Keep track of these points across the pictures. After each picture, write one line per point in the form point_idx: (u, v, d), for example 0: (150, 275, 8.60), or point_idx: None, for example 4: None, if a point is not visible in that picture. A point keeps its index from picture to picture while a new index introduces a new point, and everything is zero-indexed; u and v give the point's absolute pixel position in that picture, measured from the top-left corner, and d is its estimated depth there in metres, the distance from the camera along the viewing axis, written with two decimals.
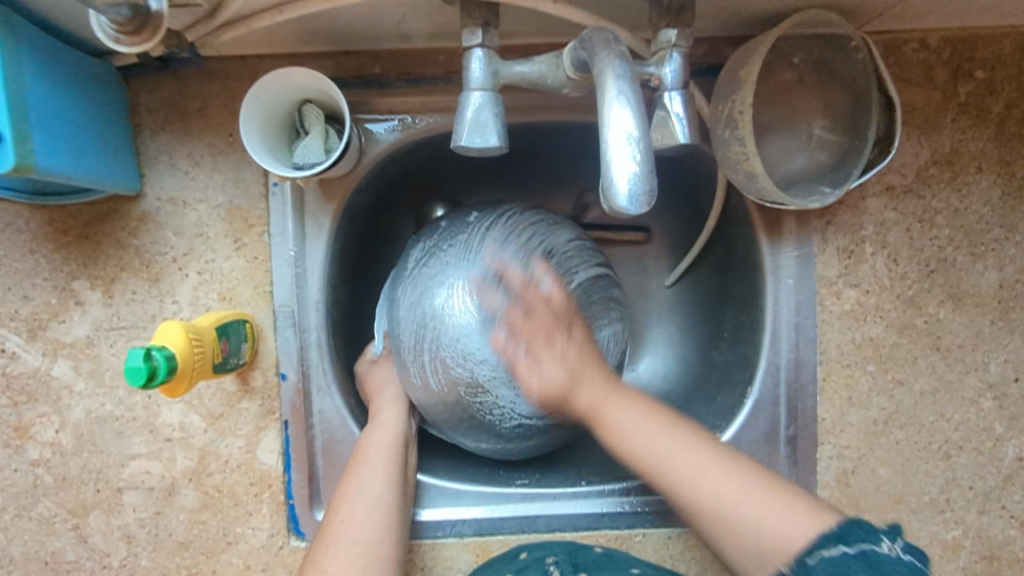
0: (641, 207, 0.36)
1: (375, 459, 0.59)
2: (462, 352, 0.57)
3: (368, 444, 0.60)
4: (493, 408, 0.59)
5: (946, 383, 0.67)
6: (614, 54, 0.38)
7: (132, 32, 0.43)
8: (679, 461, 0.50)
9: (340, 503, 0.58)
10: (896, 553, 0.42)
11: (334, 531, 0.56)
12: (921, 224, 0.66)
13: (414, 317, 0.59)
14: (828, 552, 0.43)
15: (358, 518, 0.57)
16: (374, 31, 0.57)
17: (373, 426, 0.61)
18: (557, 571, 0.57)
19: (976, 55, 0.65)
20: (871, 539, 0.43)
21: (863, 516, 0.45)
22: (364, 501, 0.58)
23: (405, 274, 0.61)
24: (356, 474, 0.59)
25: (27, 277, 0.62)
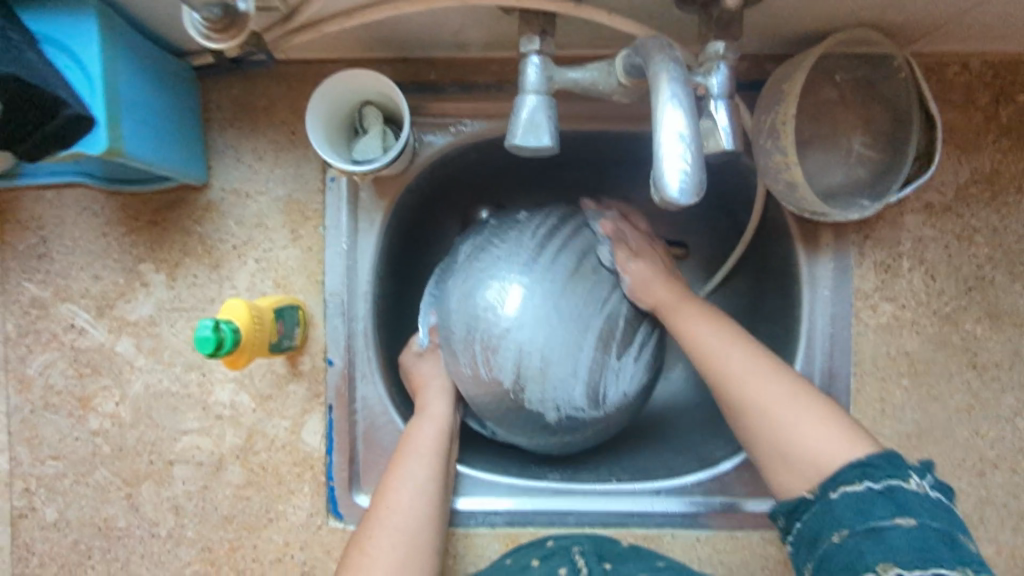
0: (690, 200, 0.38)
1: (420, 451, 0.62)
2: (512, 343, 0.59)
3: (416, 434, 0.63)
4: (540, 398, 0.60)
5: (982, 401, 0.67)
6: (668, 59, 0.40)
7: (221, 30, 0.46)
8: (769, 397, 0.53)
9: (386, 490, 0.60)
10: (923, 490, 0.47)
11: (379, 516, 0.59)
12: (959, 242, 0.66)
13: (465, 309, 0.61)
14: (853, 487, 0.48)
15: (403, 506, 0.59)
16: (434, 38, 0.60)
17: (423, 417, 0.64)
18: (584, 563, 0.60)
19: (1019, 79, 0.65)
20: (899, 475, 0.47)
21: (894, 451, 0.48)
22: (409, 490, 0.60)
23: (454, 269, 0.64)
24: (402, 461, 0.61)
25: (98, 258, 0.66)
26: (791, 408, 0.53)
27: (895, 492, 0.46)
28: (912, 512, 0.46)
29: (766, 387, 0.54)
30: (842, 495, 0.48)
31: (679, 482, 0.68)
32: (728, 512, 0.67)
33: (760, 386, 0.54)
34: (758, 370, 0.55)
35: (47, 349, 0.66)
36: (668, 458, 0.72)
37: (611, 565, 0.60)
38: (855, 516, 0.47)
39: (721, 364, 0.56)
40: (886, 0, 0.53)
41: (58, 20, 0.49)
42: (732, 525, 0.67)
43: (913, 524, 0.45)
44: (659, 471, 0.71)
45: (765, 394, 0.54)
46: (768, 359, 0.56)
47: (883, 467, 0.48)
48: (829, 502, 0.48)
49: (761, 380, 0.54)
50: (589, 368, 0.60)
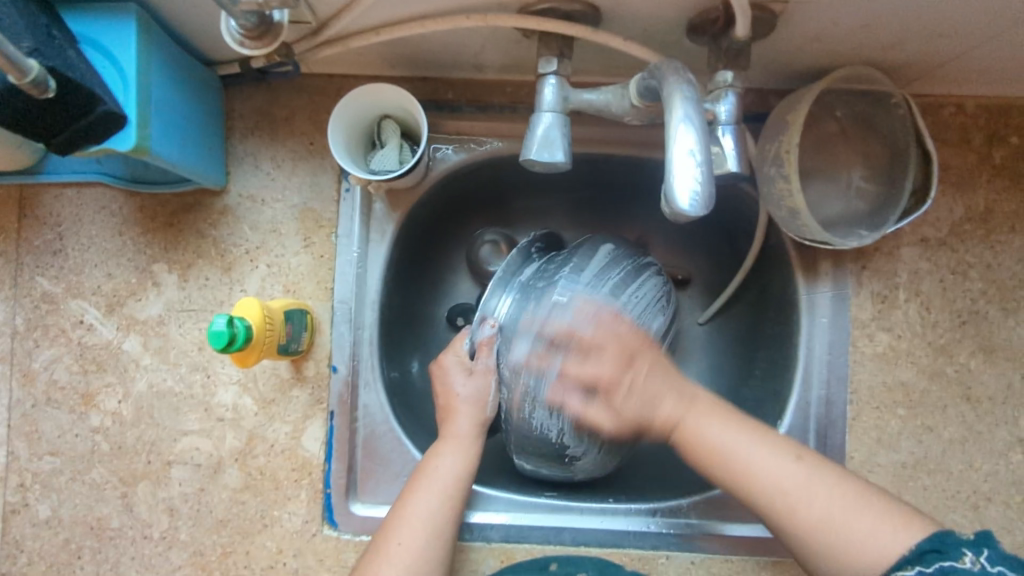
0: (700, 212, 0.39)
1: (435, 484, 0.59)
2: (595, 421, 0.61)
3: (436, 465, 0.60)
4: (583, 465, 0.64)
5: (976, 434, 0.68)
6: (682, 81, 0.42)
7: (256, 37, 0.49)
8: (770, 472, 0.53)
9: (397, 522, 0.57)
10: (980, 566, 0.45)
11: (389, 551, 0.55)
12: (954, 276, 0.68)
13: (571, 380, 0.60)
14: (904, 573, 0.46)
15: (415, 542, 0.56)
16: (453, 58, 0.63)
17: (448, 449, 0.61)
18: None
19: (1011, 122, 0.68)
20: (952, 555, 0.45)
21: (947, 529, 0.47)
22: (423, 525, 0.57)
23: (566, 317, 0.60)
24: (419, 494, 0.58)
25: (113, 256, 0.67)
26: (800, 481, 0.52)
27: (947, 573, 0.45)
28: None
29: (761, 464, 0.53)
30: None
31: (674, 504, 0.68)
32: (723, 536, 0.67)
33: (791, 481, 0.52)
34: (798, 484, 0.52)
35: (54, 344, 0.67)
36: (666, 481, 0.72)
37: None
38: None
39: (750, 474, 0.53)
40: (887, 40, 0.56)
41: (99, 22, 0.51)
42: (727, 548, 0.67)
43: None
44: (654, 492, 0.71)
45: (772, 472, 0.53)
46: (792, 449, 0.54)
47: (936, 548, 0.46)
48: None
49: (750, 454, 0.54)
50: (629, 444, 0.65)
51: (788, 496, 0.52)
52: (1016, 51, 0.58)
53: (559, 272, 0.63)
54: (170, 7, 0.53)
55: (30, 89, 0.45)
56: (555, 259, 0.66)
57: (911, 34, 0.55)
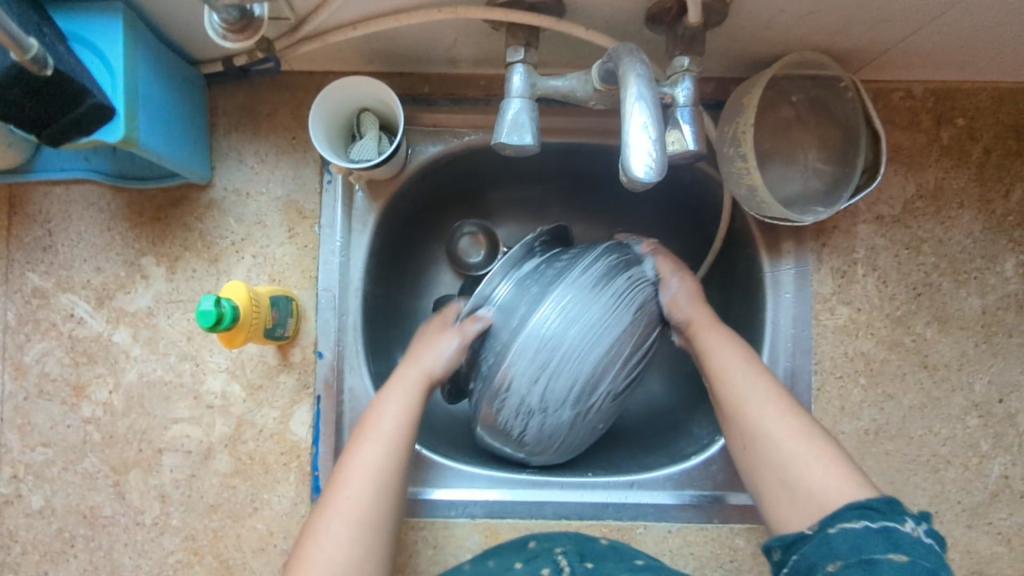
0: (654, 180, 0.42)
1: (377, 433, 0.58)
2: (556, 425, 0.61)
3: (379, 416, 0.59)
4: (538, 456, 0.65)
5: (934, 399, 0.71)
6: (635, 61, 0.46)
7: (238, 31, 0.52)
8: (749, 400, 0.58)
9: (345, 475, 0.56)
10: (919, 534, 0.48)
11: (337, 504, 0.54)
12: (908, 251, 0.72)
13: (539, 388, 0.59)
14: (850, 525, 0.49)
15: (363, 490, 0.55)
16: (428, 53, 0.66)
17: (388, 398, 0.60)
18: (566, 561, 0.60)
19: (957, 105, 0.72)
20: (894, 517, 0.48)
21: (896, 496, 0.50)
22: (372, 474, 0.55)
23: (553, 328, 0.59)
24: (366, 445, 0.57)
25: (102, 250, 0.69)
26: (769, 415, 0.57)
27: (890, 531, 0.47)
28: (905, 550, 0.46)
29: (742, 393, 0.58)
30: (840, 530, 0.49)
31: (651, 476, 0.70)
32: (697, 504, 0.70)
33: (764, 413, 0.57)
34: (772, 405, 0.57)
35: (45, 337, 0.69)
36: (643, 456, 0.75)
37: (593, 566, 0.60)
38: (851, 548, 0.47)
39: (738, 388, 0.59)
40: (833, 27, 0.60)
41: (86, 21, 0.54)
42: (702, 516, 0.69)
43: (904, 560, 0.45)
44: (631, 465, 0.73)
45: (752, 398, 0.58)
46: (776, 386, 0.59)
47: (885, 510, 0.49)
48: (827, 535, 0.49)
49: (738, 382, 0.59)
50: (590, 443, 0.66)
51: (763, 415, 0.57)
52: (953, 35, 0.62)
53: (557, 278, 0.60)
54: (155, 6, 0.56)
55: (29, 66, 0.47)
56: (558, 259, 0.63)
57: (855, 21, 0.59)
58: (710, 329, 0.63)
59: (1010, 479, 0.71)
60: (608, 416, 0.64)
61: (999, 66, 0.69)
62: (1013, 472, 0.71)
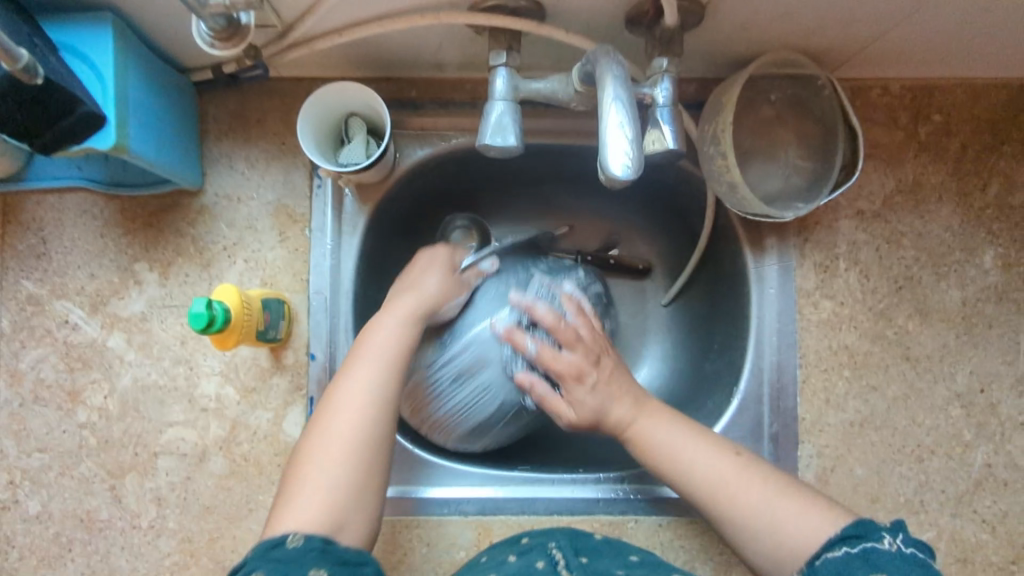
0: (632, 178, 0.44)
1: (355, 371, 0.58)
2: (458, 410, 0.67)
3: (373, 343, 0.60)
4: (438, 437, 0.70)
5: (917, 391, 0.73)
6: (611, 64, 0.47)
7: (226, 38, 0.53)
8: (706, 473, 0.58)
9: (339, 394, 0.57)
10: (897, 547, 0.49)
11: (330, 428, 0.55)
12: (888, 244, 0.73)
13: (463, 364, 0.67)
14: (833, 553, 0.50)
15: (357, 418, 0.56)
16: (414, 58, 0.67)
17: (371, 330, 0.61)
18: (560, 554, 0.60)
19: (933, 101, 0.74)
20: (871, 537, 0.50)
21: (868, 518, 0.51)
22: (366, 397, 0.57)
23: (503, 319, 0.67)
24: (361, 368, 0.58)
25: (96, 257, 0.70)
26: (731, 483, 0.57)
27: (869, 553, 0.48)
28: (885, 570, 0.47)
29: (698, 465, 0.59)
30: (824, 561, 0.50)
31: (641, 471, 0.72)
32: (687, 498, 0.71)
33: (726, 484, 0.57)
34: (726, 475, 0.58)
35: (40, 344, 0.70)
36: (634, 452, 0.76)
37: (587, 560, 0.61)
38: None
39: (688, 466, 0.59)
40: (808, 27, 0.61)
41: (78, 32, 0.55)
42: (691, 510, 0.70)
43: None
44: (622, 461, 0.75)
45: (707, 472, 0.58)
46: (728, 452, 0.59)
47: (861, 533, 0.50)
48: (813, 569, 0.50)
49: (691, 455, 0.59)
50: (490, 438, 0.71)
51: (718, 490, 0.57)
52: (925, 33, 0.63)
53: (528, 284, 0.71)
54: (144, 15, 0.57)
55: (20, 74, 0.48)
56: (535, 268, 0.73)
57: (829, 20, 0.60)
58: (647, 410, 0.62)
59: (992, 468, 0.72)
60: (503, 420, 0.69)
61: (973, 62, 0.70)
62: (996, 461, 0.72)
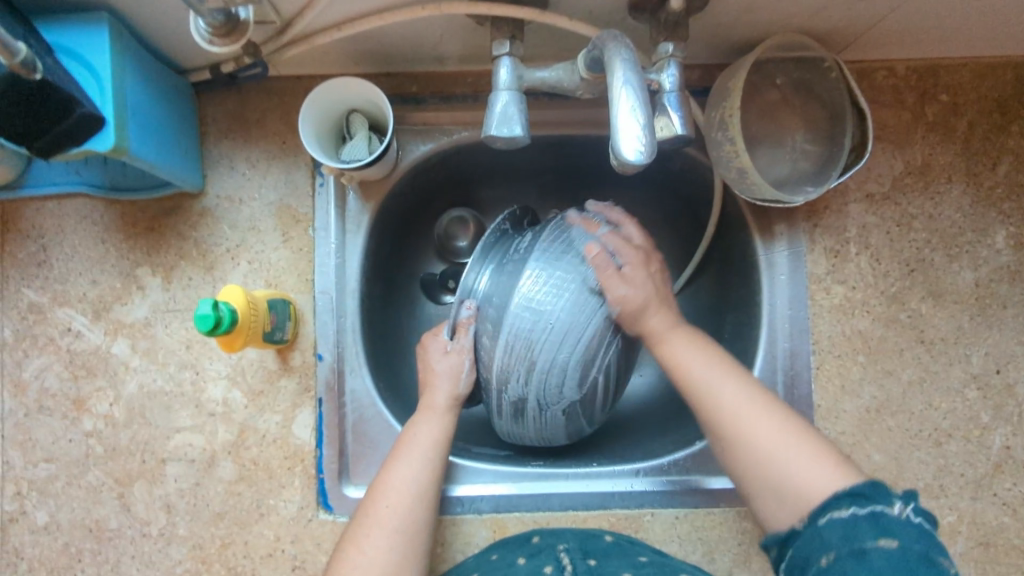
0: (645, 162, 0.43)
1: (411, 451, 0.61)
2: (547, 399, 0.61)
3: (416, 434, 0.62)
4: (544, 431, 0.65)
5: (933, 374, 0.72)
6: (619, 47, 0.46)
7: (224, 35, 0.52)
8: (732, 406, 0.56)
9: (385, 486, 0.60)
10: (907, 515, 0.47)
11: (377, 519, 0.58)
12: (899, 227, 0.72)
13: (525, 362, 0.60)
14: (839, 514, 0.49)
15: (400, 509, 0.58)
16: (414, 52, 0.67)
17: (424, 418, 0.63)
18: (568, 558, 0.60)
19: (940, 81, 0.73)
20: (881, 501, 0.48)
21: (879, 479, 0.50)
22: (408, 490, 0.59)
23: (529, 299, 0.59)
24: (411, 456, 0.61)
25: (97, 263, 0.69)
26: (751, 417, 0.55)
27: (879, 517, 0.47)
28: (893, 534, 0.46)
29: (723, 394, 0.56)
30: (830, 521, 0.49)
31: (657, 463, 0.71)
32: (703, 489, 0.70)
33: (748, 418, 0.55)
34: (750, 407, 0.56)
35: (44, 352, 0.69)
36: (647, 444, 0.75)
37: (596, 562, 0.61)
38: (842, 539, 0.47)
39: (713, 394, 0.57)
40: (813, 8, 0.60)
41: (72, 32, 0.54)
42: (708, 501, 0.70)
43: (894, 545, 0.46)
44: (636, 454, 0.74)
45: (734, 402, 0.56)
46: (752, 387, 0.57)
47: (872, 495, 0.48)
48: (818, 529, 0.49)
49: (718, 383, 0.57)
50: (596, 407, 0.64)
51: (738, 418, 0.55)
52: (932, 11, 0.62)
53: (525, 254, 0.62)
54: (139, 15, 0.56)
55: (20, 69, 0.47)
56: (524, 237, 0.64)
57: (835, 1, 0.59)
58: (676, 339, 0.60)
59: (1011, 449, 0.71)
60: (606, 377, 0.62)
61: (980, 40, 0.69)
62: (1015, 442, 0.71)
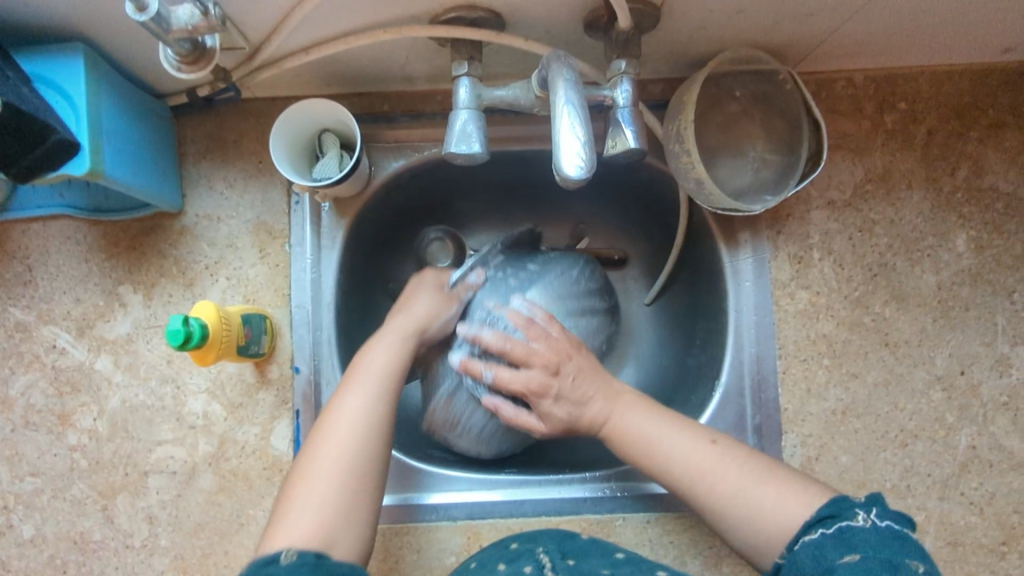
0: (585, 176, 0.45)
1: (364, 378, 0.60)
2: (492, 416, 0.68)
3: (368, 362, 0.61)
4: (479, 441, 0.70)
5: (897, 376, 0.73)
6: (562, 70, 0.48)
7: (191, 62, 0.54)
8: (686, 455, 0.58)
9: (333, 415, 0.58)
10: (871, 523, 0.48)
11: (325, 445, 0.55)
12: (861, 233, 0.74)
13: (484, 382, 0.66)
14: (810, 537, 0.50)
15: (350, 437, 0.56)
16: (383, 72, 0.69)
17: (379, 344, 0.63)
18: (548, 559, 0.60)
19: (898, 90, 0.75)
20: (845, 516, 0.49)
21: (841, 495, 0.51)
22: (357, 418, 0.57)
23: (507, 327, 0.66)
24: (357, 387, 0.59)
25: (80, 282, 0.71)
26: (709, 466, 0.57)
27: (843, 532, 0.48)
28: (856, 548, 0.46)
29: (674, 448, 0.58)
30: (803, 545, 0.50)
31: (627, 468, 0.72)
32: (674, 493, 0.71)
33: (705, 466, 0.57)
34: (701, 455, 0.58)
35: (29, 369, 0.71)
36: (620, 450, 0.77)
37: (574, 561, 0.61)
38: (812, 558, 0.48)
39: (663, 454, 0.58)
40: (763, 24, 0.63)
41: (48, 62, 0.56)
42: (679, 506, 0.71)
43: (857, 557, 0.46)
44: (609, 459, 0.75)
45: (686, 455, 0.58)
46: (702, 436, 0.59)
47: (835, 514, 0.50)
48: (793, 554, 0.50)
49: (666, 440, 0.59)
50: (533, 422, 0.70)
51: (697, 476, 0.57)
52: (881, 23, 0.64)
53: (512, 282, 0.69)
54: (114, 44, 0.59)
55: None
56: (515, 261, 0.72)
57: (783, 16, 0.61)
58: (624, 400, 0.61)
59: (977, 449, 0.72)
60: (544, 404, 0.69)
61: (935, 50, 0.71)
62: (981, 442, 0.72)
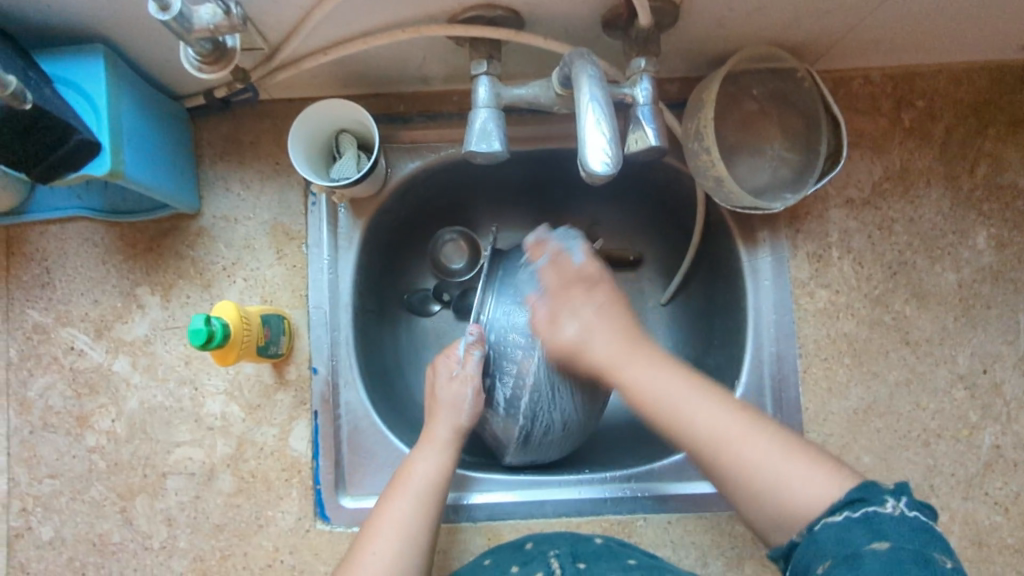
0: (611, 172, 0.45)
1: (407, 488, 0.62)
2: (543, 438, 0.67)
3: (410, 472, 0.63)
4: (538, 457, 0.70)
5: (919, 375, 0.73)
6: (586, 66, 0.48)
7: (212, 62, 0.54)
8: (709, 429, 0.54)
9: (378, 523, 0.60)
10: (899, 511, 0.47)
11: (361, 565, 0.57)
12: (881, 232, 0.74)
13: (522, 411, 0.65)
14: (835, 518, 0.48)
15: (388, 557, 0.58)
16: (399, 73, 0.69)
17: (422, 453, 0.64)
18: (559, 565, 0.61)
19: (916, 87, 0.75)
20: (873, 501, 0.47)
21: (867, 479, 0.49)
22: (398, 528, 0.60)
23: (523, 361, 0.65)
24: (398, 496, 0.62)
25: (98, 283, 0.71)
26: (734, 435, 0.54)
27: (872, 520, 0.46)
28: (885, 536, 0.45)
29: (699, 419, 0.55)
30: (824, 527, 0.48)
31: (647, 469, 0.72)
32: (695, 494, 0.71)
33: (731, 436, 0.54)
34: (730, 424, 0.54)
35: (48, 371, 0.71)
36: (639, 451, 0.76)
37: (586, 565, 0.61)
38: (836, 544, 0.46)
39: (686, 419, 0.55)
40: (782, 21, 0.62)
41: (69, 64, 0.57)
42: (699, 506, 0.70)
43: (887, 547, 0.45)
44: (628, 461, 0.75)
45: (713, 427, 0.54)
46: (733, 406, 0.56)
47: (863, 497, 0.48)
48: (813, 535, 0.48)
49: (693, 408, 0.55)
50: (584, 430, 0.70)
51: (722, 445, 0.54)
52: (901, 20, 0.64)
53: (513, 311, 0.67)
54: (134, 45, 0.59)
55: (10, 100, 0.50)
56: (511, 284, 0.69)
57: (803, 13, 0.61)
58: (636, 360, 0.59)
59: (1001, 448, 0.72)
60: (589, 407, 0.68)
61: (953, 46, 0.71)
62: (1004, 441, 0.72)
